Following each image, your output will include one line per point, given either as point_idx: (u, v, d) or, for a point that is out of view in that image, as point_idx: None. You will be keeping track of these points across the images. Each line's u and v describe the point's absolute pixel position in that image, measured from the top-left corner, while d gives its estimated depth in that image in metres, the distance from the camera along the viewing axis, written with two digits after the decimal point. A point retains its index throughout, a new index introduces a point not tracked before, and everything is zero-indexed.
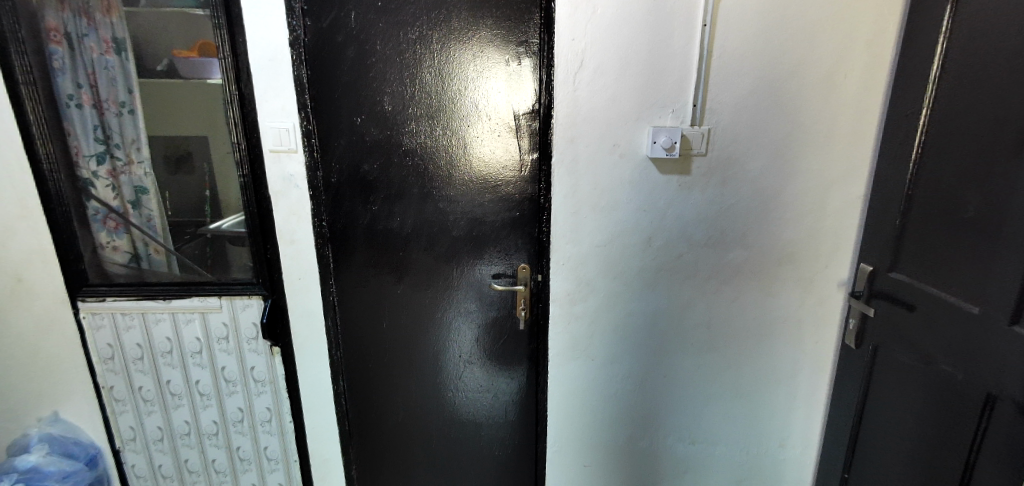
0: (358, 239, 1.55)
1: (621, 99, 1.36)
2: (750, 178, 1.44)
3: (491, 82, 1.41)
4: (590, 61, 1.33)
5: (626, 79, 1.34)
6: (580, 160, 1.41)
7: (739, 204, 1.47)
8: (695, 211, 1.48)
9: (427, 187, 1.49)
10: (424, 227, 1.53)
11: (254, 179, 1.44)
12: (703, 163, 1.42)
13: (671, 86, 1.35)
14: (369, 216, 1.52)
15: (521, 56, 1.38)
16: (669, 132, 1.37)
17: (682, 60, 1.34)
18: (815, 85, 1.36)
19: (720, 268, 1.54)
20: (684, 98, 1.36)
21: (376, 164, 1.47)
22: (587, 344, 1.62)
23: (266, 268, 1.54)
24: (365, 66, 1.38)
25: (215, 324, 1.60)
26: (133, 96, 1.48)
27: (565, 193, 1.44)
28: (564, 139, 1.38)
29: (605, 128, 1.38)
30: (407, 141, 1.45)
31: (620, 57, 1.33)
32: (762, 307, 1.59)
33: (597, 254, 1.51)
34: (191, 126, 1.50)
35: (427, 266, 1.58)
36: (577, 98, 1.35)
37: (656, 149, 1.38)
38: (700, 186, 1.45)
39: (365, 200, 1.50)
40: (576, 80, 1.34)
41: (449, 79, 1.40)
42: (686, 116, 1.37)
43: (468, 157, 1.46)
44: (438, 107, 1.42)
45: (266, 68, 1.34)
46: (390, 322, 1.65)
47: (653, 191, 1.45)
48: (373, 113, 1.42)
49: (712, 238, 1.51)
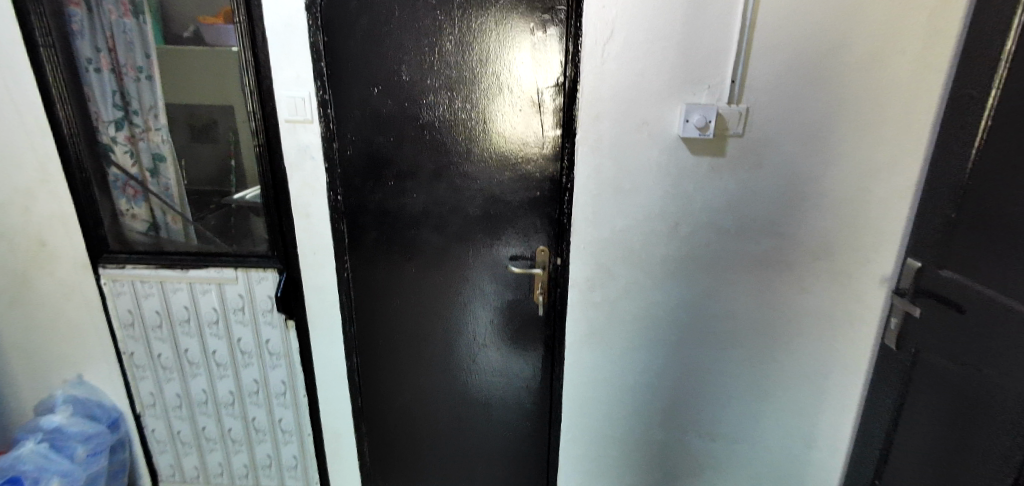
0: (373, 216, 1.51)
1: (650, 74, 1.27)
2: (786, 164, 1.34)
3: (515, 53, 1.33)
4: (621, 30, 1.24)
5: (657, 53, 1.25)
6: (605, 139, 1.33)
7: (774, 191, 1.37)
8: (725, 197, 1.39)
9: (444, 163, 1.44)
10: (440, 205, 1.49)
11: (269, 150, 1.41)
12: (738, 145, 1.33)
13: (708, 60, 1.25)
14: (385, 193, 1.48)
15: (547, 24, 1.30)
16: (704, 110, 1.27)
17: (720, 32, 1.23)
18: (867, 63, 1.24)
19: (748, 259, 1.46)
20: (721, 74, 1.26)
21: (392, 138, 1.42)
22: (605, 331, 1.56)
23: (281, 242, 1.52)
24: (381, 34, 1.32)
25: (231, 295, 1.60)
26: (150, 61, 1.46)
27: (587, 174, 1.37)
28: (588, 116, 1.30)
29: (634, 105, 1.29)
30: (424, 115, 1.39)
31: (652, 28, 1.24)
32: (792, 302, 1.50)
33: (618, 240, 1.44)
34: (214, 93, 1.47)
35: (442, 245, 1.54)
36: (605, 72, 1.27)
37: (688, 128, 1.28)
38: (732, 170, 1.35)
39: (381, 177, 1.46)
40: (605, 52, 1.25)
41: (470, 49, 1.33)
42: (722, 93, 1.27)
43: (488, 133, 1.40)
44: (457, 77, 1.36)
45: (280, 33, 1.29)
46: (404, 302, 1.63)
47: (681, 174, 1.36)
48: (390, 84, 1.37)
49: (742, 227, 1.42)
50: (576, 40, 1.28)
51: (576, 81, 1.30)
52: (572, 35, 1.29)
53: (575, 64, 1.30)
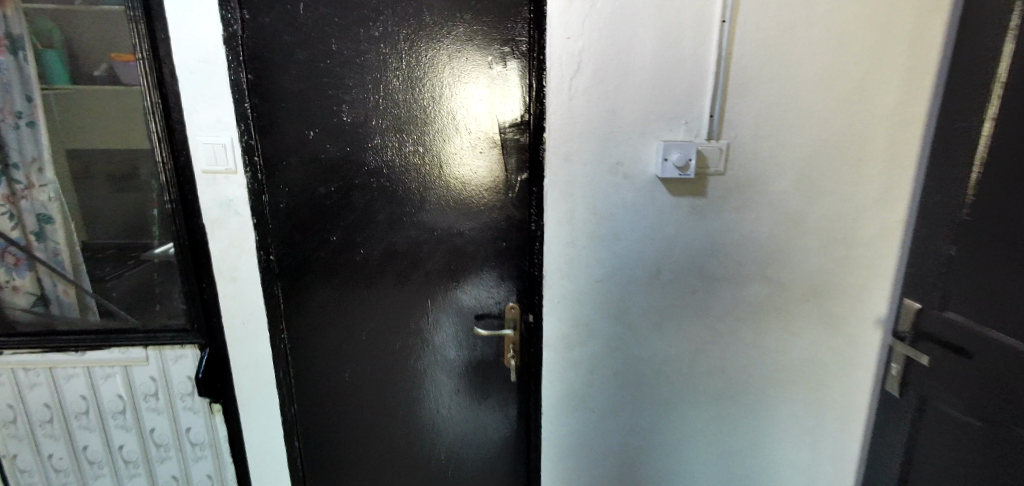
0: (313, 276, 1.30)
1: (622, 111, 1.15)
2: (770, 202, 1.24)
3: (472, 89, 1.19)
4: (590, 64, 1.12)
5: (629, 88, 1.14)
6: (577, 182, 1.19)
7: (760, 230, 1.26)
8: (709, 240, 1.27)
9: (396, 213, 1.26)
10: (392, 260, 1.30)
11: (184, 206, 1.19)
12: (721, 184, 1.21)
13: (683, 94, 1.15)
14: (326, 250, 1.28)
15: (506, 57, 1.17)
16: (683, 147, 1.15)
17: (695, 64, 1.13)
18: (848, 95, 1.17)
19: (736, 305, 1.33)
20: (699, 108, 1.15)
21: (333, 187, 1.22)
22: (585, 394, 1.38)
23: (202, 313, 1.28)
24: (316, 71, 1.15)
25: (141, 378, 1.33)
26: (31, 102, 1.23)
27: (558, 221, 1.22)
28: (557, 157, 1.17)
29: (607, 143, 1.17)
30: (370, 160, 1.21)
31: (622, 62, 1.13)
32: (786, 350, 1.37)
33: (595, 291, 1.29)
34: (124, 138, 1.23)
35: (397, 306, 1.34)
36: (574, 108, 1.14)
37: (667, 168, 1.16)
38: (715, 210, 1.24)
39: (321, 232, 1.26)
40: (572, 87, 1.13)
41: (421, 86, 1.18)
42: (701, 129, 1.17)
43: (444, 178, 1.24)
44: (407, 118, 1.19)
45: (194, 70, 1.09)
46: (355, 373, 1.40)
47: (661, 217, 1.23)
48: (329, 126, 1.19)
49: (728, 271, 1.30)
50: (539, 74, 1.15)
51: (542, 119, 1.17)
52: (534, 69, 1.16)
53: (540, 100, 1.16)
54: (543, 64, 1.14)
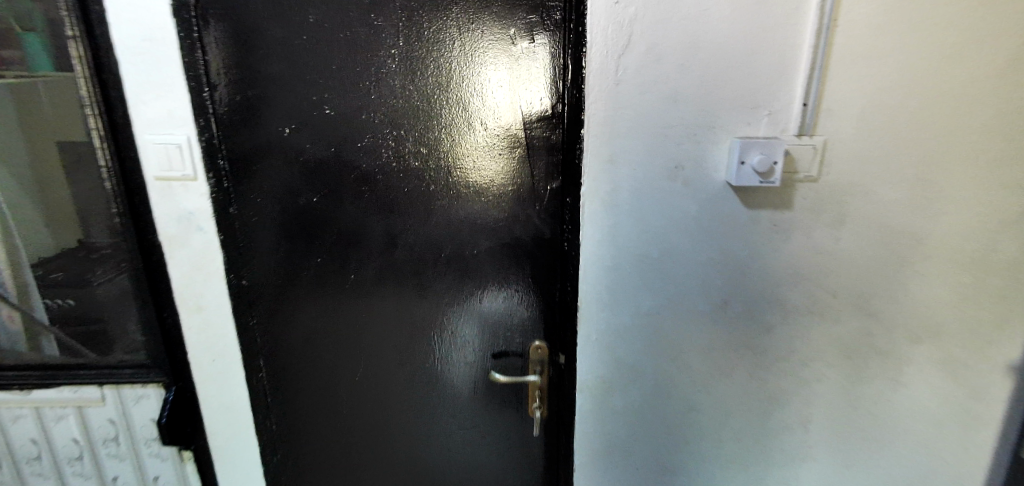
0: (299, 301, 1.06)
1: (684, 99, 0.87)
2: (873, 217, 0.96)
3: (489, 72, 0.92)
4: (642, 38, 0.85)
5: (694, 67, 0.86)
6: (624, 190, 0.93)
7: (858, 252, 0.98)
8: (790, 264, 1.00)
9: (394, 228, 1.01)
10: (394, 282, 1.05)
11: (136, 220, 0.97)
12: (811, 193, 0.93)
13: (769, 75, 0.86)
14: (314, 270, 1.04)
15: (532, 29, 0.90)
16: (766, 148, 0.87)
17: (786, 34, 0.85)
18: (991, 76, 0.87)
19: (822, 344, 1.06)
20: (788, 94, 0.87)
21: (320, 196, 0.99)
22: (629, 450, 1.12)
23: (164, 348, 1.06)
24: (291, 49, 0.90)
25: (99, 420, 1.13)
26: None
27: (598, 239, 0.96)
28: (598, 159, 0.91)
29: (663, 141, 0.90)
30: (364, 161, 0.97)
31: (686, 33, 0.85)
32: (882, 398, 1.09)
33: (641, 325, 1.03)
34: (77, 130, 1.00)
35: (402, 336, 1.09)
36: (622, 96, 0.87)
37: (744, 174, 0.88)
38: (802, 227, 0.97)
39: (307, 249, 1.02)
40: (620, 66, 0.86)
41: (423, 68, 0.92)
42: (788, 122, 0.88)
43: (458, 181, 0.98)
44: (407, 109, 0.94)
45: (139, 52, 0.87)
46: (349, 419, 1.16)
47: (729, 235, 0.97)
48: (309, 121, 0.94)
49: (814, 303, 1.03)
50: (576, 51, 0.88)
51: (580, 109, 0.90)
52: (570, 44, 0.89)
53: (576, 84, 0.89)
54: (581, 36, 0.87)
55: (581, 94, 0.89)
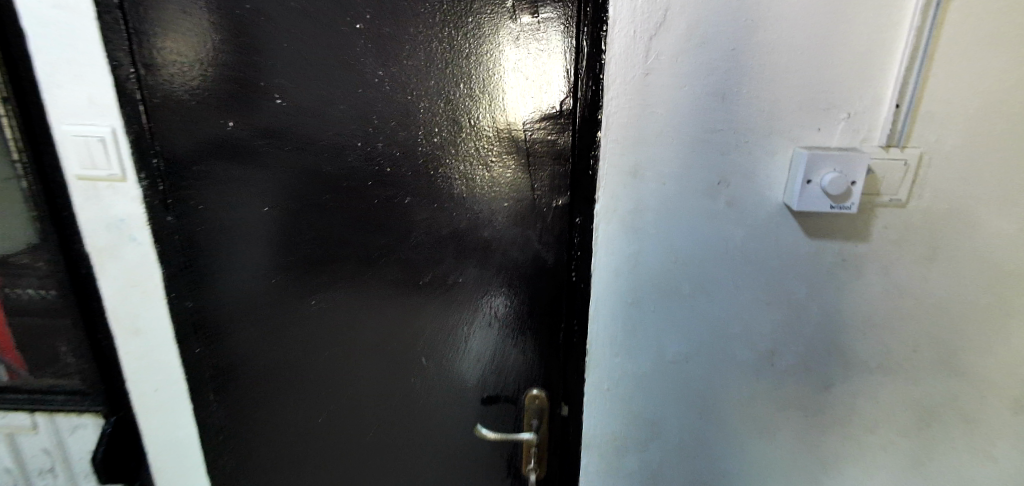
0: (262, 323, 0.87)
1: (735, 96, 0.66)
2: (979, 255, 0.73)
3: (480, 58, 0.71)
4: (683, 13, 0.63)
5: (752, 54, 0.64)
6: (648, 211, 0.73)
7: (952, 300, 0.76)
8: (860, 309, 0.78)
9: (366, 248, 0.82)
10: (379, 303, 0.85)
11: (61, 226, 0.82)
12: (894, 222, 0.72)
13: (854, 66, 0.64)
14: (281, 287, 0.85)
15: (538, 0, 0.68)
16: (843, 164, 0.65)
17: (883, 11, 0.61)
18: None
19: (895, 408, 0.84)
20: (874, 93, 0.65)
21: (280, 201, 0.80)
22: None
23: (99, 374, 0.91)
24: (234, 22, 0.72)
25: (31, 450, 0.98)
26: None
27: (614, 269, 0.77)
28: (616, 171, 0.71)
29: (703, 151, 0.70)
30: (335, 158, 0.77)
31: (743, 8, 0.63)
32: (967, 476, 0.87)
33: (664, 374, 0.84)
34: None
35: (388, 368, 0.90)
36: (651, 91, 0.66)
37: (809, 196, 0.67)
38: (879, 263, 0.75)
39: (271, 262, 0.84)
40: (652, 51, 0.64)
41: (396, 50, 0.71)
42: (870, 130, 0.67)
43: (452, 188, 0.78)
44: (377, 102, 0.74)
45: (53, 25, 0.72)
46: (315, 468, 0.97)
47: (783, 270, 0.77)
48: (257, 114, 0.76)
49: (889, 358, 0.81)
50: (594, 32, 0.66)
51: (596, 109, 0.69)
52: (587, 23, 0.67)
53: (592, 76, 0.68)
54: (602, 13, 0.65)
55: (598, 87, 0.68)
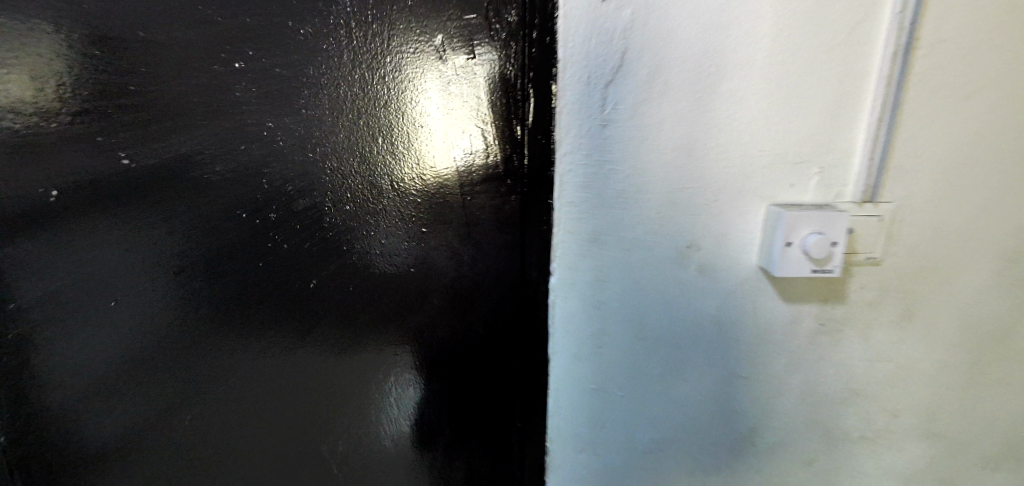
0: (141, 413, 0.66)
1: (702, 149, 0.58)
2: (954, 312, 0.68)
3: (403, 105, 0.57)
4: (642, 58, 0.54)
5: (718, 104, 0.56)
6: (612, 282, 0.62)
7: (932, 361, 0.70)
8: (840, 377, 0.71)
9: (263, 336, 0.64)
10: (304, 371, 0.66)
11: None
12: (871, 281, 0.66)
13: (825, 117, 0.58)
14: (158, 372, 0.64)
15: (472, 36, 0.54)
16: (821, 223, 0.58)
17: (853, 61, 0.56)
18: None
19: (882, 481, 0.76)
20: (845, 147, 0.59)
21: (147, 270, 0.61)
22: None
23: None
24: (62, 59, 0.54)
25: None
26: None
27: (575, 349, 0.65)
28: (573, 237, 0.60)
29: (670, 212, 0.60)
30: (222, 211, 0.59)
31: (709, 53, 0.55)
32: None
33: (636, 467, 0.71)
34: None
35: (320, 453, 0.70)
36: (610, 145, 0.57)
37: (789, 260, 0.59)
38: (856, 325, 0.68)
39: (142, 345, 0.63)
40: (609, 100, 0.55)
41: (293, 95, 0.56)
42: (843, 185, 0.61)
43: (373, 260, 0.62)
44: (269, 158, 0.58)
45: None
46: None
47: (759, 339, 0.68)
48: (97, 182, 0.57)
49: (871, 426, 0.74)
50: (541, 77, 0.54)
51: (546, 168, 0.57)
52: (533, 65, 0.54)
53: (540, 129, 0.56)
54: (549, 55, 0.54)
55: (548, 141, 0.56)
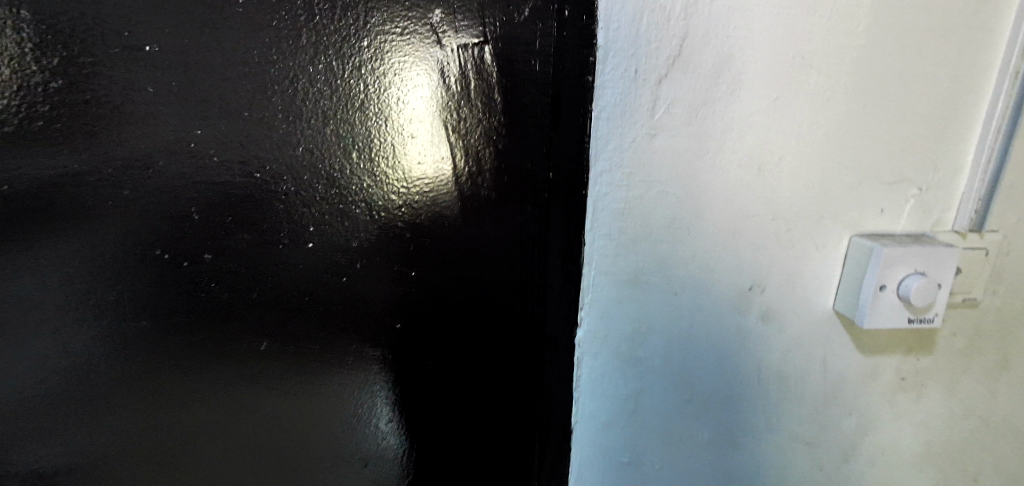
0: (90, 459, 0.49)
1: (775, 166, 0.45)
2: None
3: (388, 107, 0.43)
4: (707, 47, 0.41)
5: (798, 108, 0.44)
6: (654, 333, 0.49)
7: (1022, 417, 0.59)
8: (918, 438, 0.59)
9: (243, 351, 0.48)
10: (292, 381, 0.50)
11: None
12: (964, 327, 0.54)
13: (929, 126, 0.46)
14: (139, 397, 0.48)
15: (484, 12, 0.40)
16: (927, 260, 0.46)
17: (967, 63, 0.44)
18: None
19: None
20: (950, 167, 0.47)
21: (56, 317, 0.45)
22: None
23: None
24: None
25: None
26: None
27: (605, 415, 0.52)
28: (609, 278, 0.46)
29: (732, 247, 0.47)
30: (154, 238, 0.44)
31: (791, 41, 0.42)
32: None
33: None
34: None
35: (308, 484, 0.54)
36: (660, 162, 0.43)
37: (885, 308, 0.46)
38: (942, 378, 0.56)
39: (78, 378, 0.47)
40: (661, 102, 0.41)
41: (237, 93, 0.41)
42: (944, 213, 0.48)
43: (370, 282, 0.47)
44: (202, 183, 0.43)
45: None
46: None
47: (827, 398, 0.55)
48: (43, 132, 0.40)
49: None
50: (574, 69, 0.41)
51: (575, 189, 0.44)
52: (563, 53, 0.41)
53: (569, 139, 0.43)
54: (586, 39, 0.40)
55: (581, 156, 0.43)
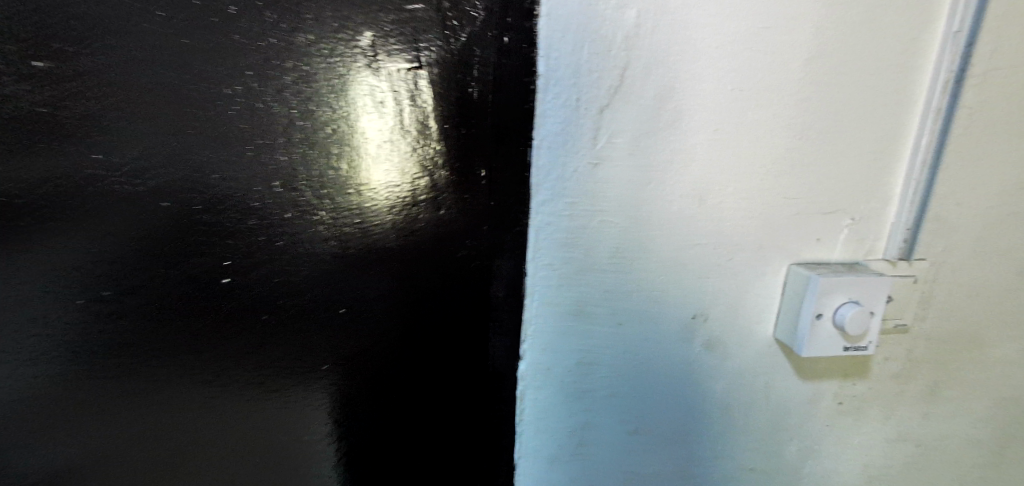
0: (94, 465, 0.45)
1: (717, 197, 0.45)
2: (983, 385, 0.59)
3: (316, 131, 0.40)
4: (648, 78, 0.40)
5: (739, 140, 0.44)
6: (601, 364, 0.48)
7: (955, 440, 0.61)
8: (857, 461, 0.60)
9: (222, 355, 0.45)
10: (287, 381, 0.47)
11: None
12: (897, 353, 0.56)
13: (863, 160, 0.47)
14: (120, 396, 0.44)
15: (418, 35, 0.39)
16: (862, 291, 0.47)
17: (897, 100, 0.46)
18: None
19: None
20: (880, 199, 0.49)
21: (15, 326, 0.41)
22: None
23: None
24: None
25: None
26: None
27: (552, 446, 0.51)
28: (553, 308, 0.46)
29: (676, 277, 0.47)
30: (122, 245, 0.41)
31: (731, 74, 0.42)
32: None
33: None
34: None
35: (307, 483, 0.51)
36: (603, 193, 0.43)
37: (822, 337, 0.47)
38: (879, 402, 0.58)
39: (71, 386, 0.43)
40: (603, 133, 0.41)
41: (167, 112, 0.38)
42: (875, 243, 0.50)
43: (355, 283, 0.44)
44: (122, 206, 0.40)
45: None
46: None
47: (770, 425, 0.56)
48: None
49: None
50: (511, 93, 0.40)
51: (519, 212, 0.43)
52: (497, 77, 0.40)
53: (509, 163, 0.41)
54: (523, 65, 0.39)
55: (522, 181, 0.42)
